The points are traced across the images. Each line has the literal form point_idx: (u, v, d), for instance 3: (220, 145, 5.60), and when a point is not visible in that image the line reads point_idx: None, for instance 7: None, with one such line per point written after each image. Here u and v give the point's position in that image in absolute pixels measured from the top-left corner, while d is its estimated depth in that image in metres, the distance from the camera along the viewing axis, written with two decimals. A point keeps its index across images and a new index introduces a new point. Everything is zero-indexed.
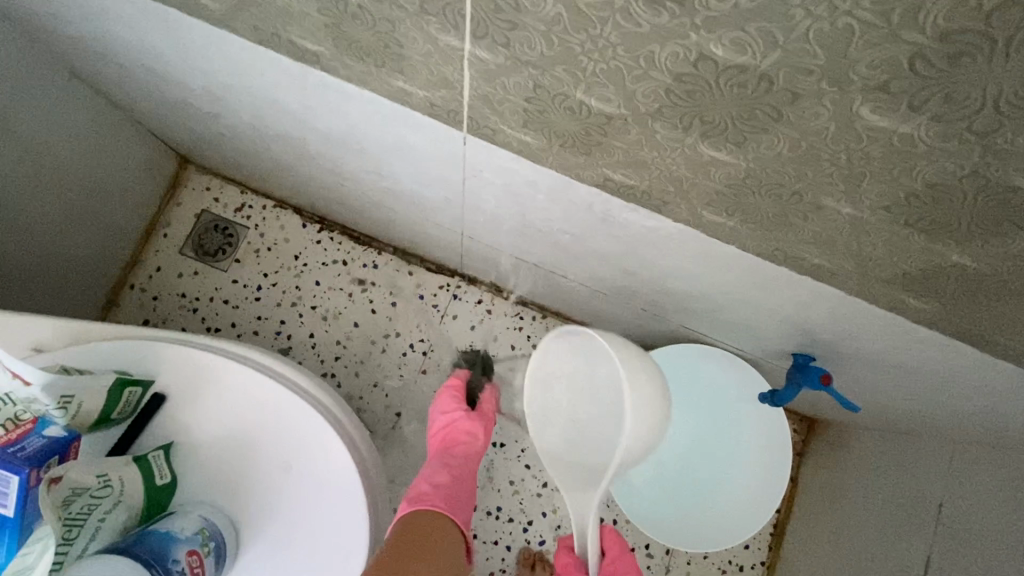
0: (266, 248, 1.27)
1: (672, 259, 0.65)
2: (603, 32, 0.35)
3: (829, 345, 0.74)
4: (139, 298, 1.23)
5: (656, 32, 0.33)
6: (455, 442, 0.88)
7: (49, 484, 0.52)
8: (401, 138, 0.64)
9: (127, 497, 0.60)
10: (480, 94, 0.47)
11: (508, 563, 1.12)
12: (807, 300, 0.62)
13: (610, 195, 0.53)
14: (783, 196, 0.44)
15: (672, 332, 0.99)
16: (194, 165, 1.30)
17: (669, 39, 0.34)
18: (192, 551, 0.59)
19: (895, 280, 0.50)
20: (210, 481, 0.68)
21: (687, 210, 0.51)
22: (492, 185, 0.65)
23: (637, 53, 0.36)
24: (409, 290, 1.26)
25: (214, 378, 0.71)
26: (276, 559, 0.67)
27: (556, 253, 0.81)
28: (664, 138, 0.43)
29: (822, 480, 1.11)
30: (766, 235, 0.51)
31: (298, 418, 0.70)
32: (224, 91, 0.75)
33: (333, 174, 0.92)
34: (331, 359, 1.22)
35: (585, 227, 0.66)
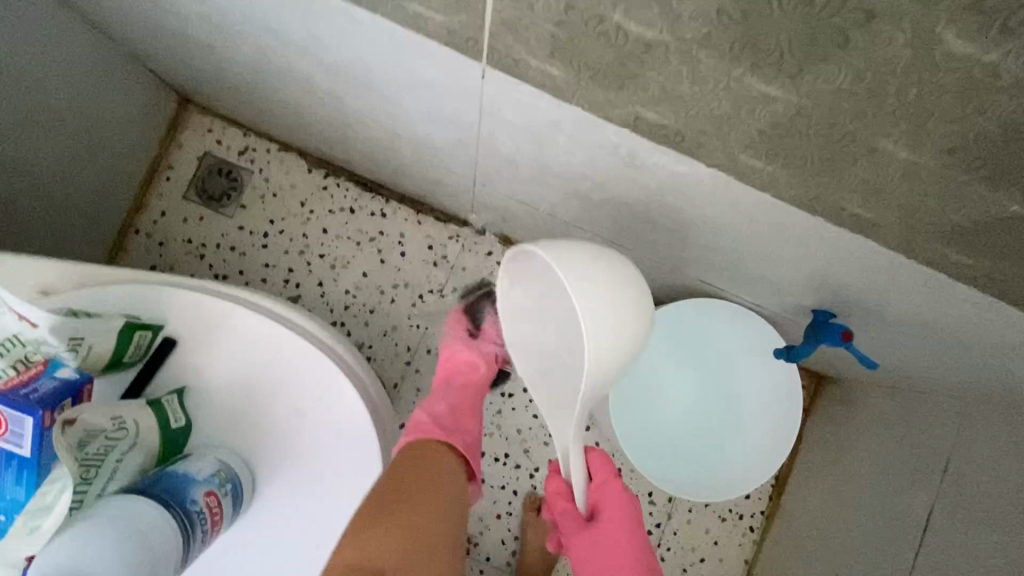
0: (272, 194, 1.24)
1: (697, 208, 0.62)
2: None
3: (852, 301, 0.72)
4: (145, 242, 1.22)
5: None
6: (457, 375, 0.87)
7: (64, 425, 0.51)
8: (413, 72, 0.59)
9: (140, 440, 0.60)
10: (504, 18, 0.43)
11: (515, 507, 1.15)
12: (837, 252, 0.59)
13: (640, 136, 0.50)
14: (834, 137, 0.41)
15: (688, 285, 0.96)
16: (195, 105, 1.25)
17: None
18: (209, 492, 0.60)
19: (940, 232, 0.47)
20: (224, 425, 0.68)
21: (722, 152, 0.48)
22: (510, 125, 0.62)
23: None
24: (418, 240, 1.23)
25: (225, 324, 0.70)
26: (292, 501, 0.68)
27: (573, 200, 0.78)
28: (709, 69, 0.39)
29: (826, 435, 1.11)
30: (805, 181, 0.47)
31: (311, 365, 0.70)
32: (223, 18, 0.70)
33: (340, 114, 0.87)
34: (340, 309, 1.21)
35: (607, 172, 0.62)
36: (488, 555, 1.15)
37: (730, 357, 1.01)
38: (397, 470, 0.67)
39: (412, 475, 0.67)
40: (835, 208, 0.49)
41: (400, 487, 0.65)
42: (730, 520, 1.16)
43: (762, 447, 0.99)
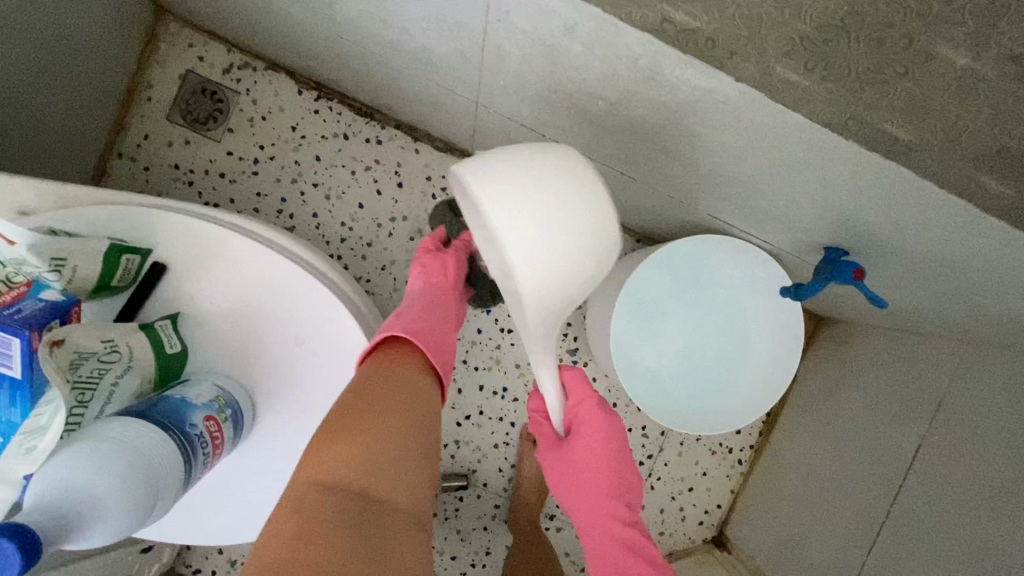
0: (260, 117, 1.17)
1: (715, 130, 0.58)
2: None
3: (866, 236, 0.69)
4: (130, 167, 1.16)
5: None
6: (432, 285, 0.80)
7: (50, 347, 0.49)
8: None
9: (136, 363, 0.58)
10: None
11: (512, 437, 1.18)
12: (861, 181, 0.55)
13: (666, 45, 0.45)
14: (886, 41, 0.38)
15: (694, 220, 0.93)
16: (173, 16, 1.16)
17: None
18: (210, 416, 0.59)
19: (985, 159, 0.43)
20: (222, 353, 0.67)
21: (756, 64, 0.43)
22: (520, 33, 0.56)
23: None
24: (415, 169, 1.18)
25: (218, 249, 0.67)
26: (293, 427, 0.68)
27: (580, 124, 0.73)
28: None
29: (818, 373, 1.12)
30: (845, 100, 0.43)
31: (308, 293, 0.68)
32: None
33: (332, 25, 0.80)
34: (336, 241, 1.17)
35: (622, 89, 0.58)
36: (485, 481, 1.19)
37: (732, 303, 1.02)
38: (372, 378, 0.61)
39: (387, 384, 0.60)
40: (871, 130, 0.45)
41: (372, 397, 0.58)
42: (720, 454, 1.19)
43: (756, 386, 0.99)
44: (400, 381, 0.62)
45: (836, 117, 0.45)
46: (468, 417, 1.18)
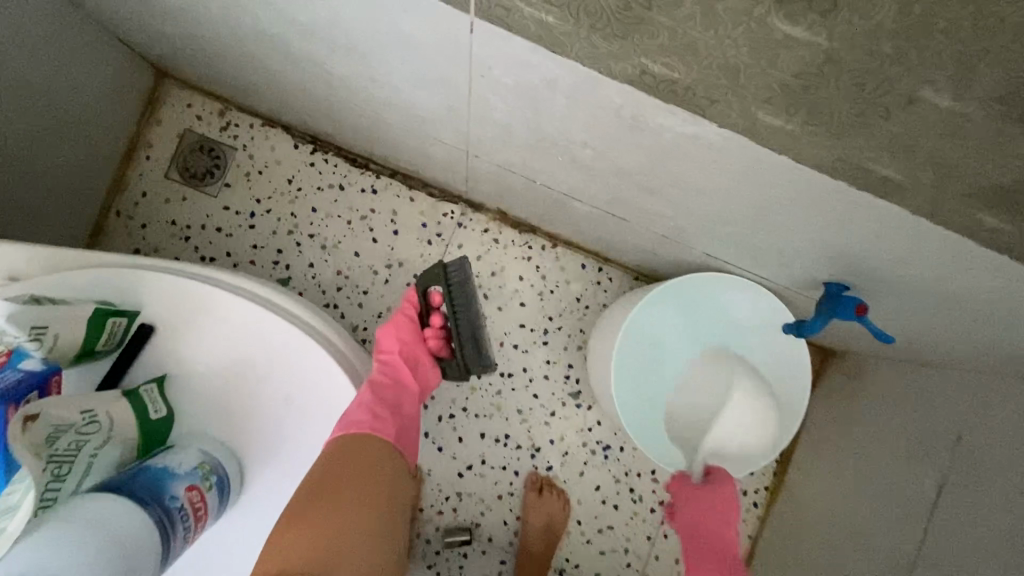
0: (257, 172, 1.19)
1: (704, 173, 0.58)
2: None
3: (864, 270, 0.68)
4: (127, 225, 1.17)
5: None
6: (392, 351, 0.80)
7: (25, 421, 0.47)
8: (396, 28, 0.54)
9: (117, 433, 0.56)
10: None
11: (516, 487, 1.14)
12: (854, 219, 0.54)
13: (646, 93, 0.45)
14: (865, 87, 0.36)
15: (691, 258, 0.93)
16: (172, 79, 1.19)
17: None
18: (191, 487, 0.56)
19: (978, 196, 0.42)
20: (210, 415, 0.65)
21: (738, 111, 0.43)
22: (503, 86, 0.57)
23: None
24: (411, 217, 1.18)
25: (206, 308, 0.66)
26: (283, 491, 0.65)
27: (571, 170, 0.74)
28: (729, 10, 0.34)
29: (830, 409, 1.09)
30: (831, 142, 0.42)
31: (297, 350, 0.66)
32: None
33: (323, 84, 0.82)
34: (333, 290, 1.17)
35: (608, 136, 0.58)
36: (490, 536, 1.13)
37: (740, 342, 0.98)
38: (346, 452, 0.64)
39: (357, 465, 0.64)
40: (860, 170, 0.44)
41: (337, 486, 0.62)
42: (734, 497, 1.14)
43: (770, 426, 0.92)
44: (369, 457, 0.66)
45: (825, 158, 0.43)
46: (470, 467, 1.14)
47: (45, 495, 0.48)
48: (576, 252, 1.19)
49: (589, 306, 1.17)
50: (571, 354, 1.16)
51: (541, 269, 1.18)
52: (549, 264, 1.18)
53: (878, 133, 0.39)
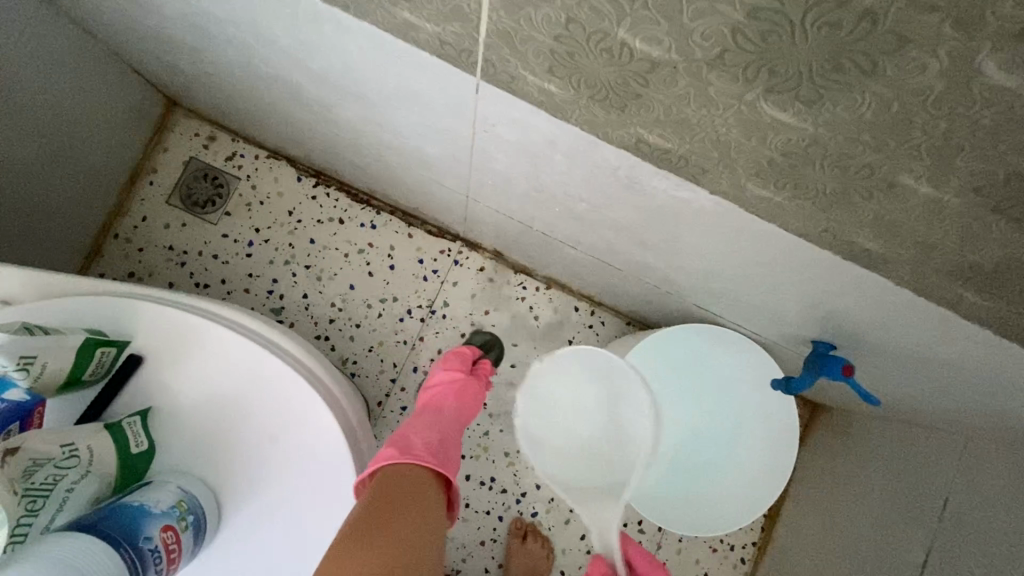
0: (259, 202, 1.20)
1: (696, 234, 0.60)
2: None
3: (851, 331, 0.69)
4: (124, 248, 1.17)
5: None
6: (442, 397, 0.77)
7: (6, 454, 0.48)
8: (405, 84, 0.56)
9: (95, 467, 0.55)
10: (499, 29, 0.39)
11: (499, 533, 1.11)
12: (838, 283, 0.56)
13: (641, 158, 0.47)
14: (850, 169, 0.37)
15: (682, 308, 0.94)
16: (182, 109, 1.22)
17: None
18: (167, 527, 0.54)
19: (957, 271, 0.44)
20: (191, 452, 0.64)
21: (729, 181, 0.45)
22: (506, 141, 0.58)
23: None
24: (408, 253, 1.20)
25: (198, 338, 0.66)
26: (261, 533, 0.63)
27: (568, 221, 0.75)
28: (719, 94, 0.35)
29: (819, 464, 1.08)
30: (819, 213, 0.44)
31: (287, 387, 0.66)
32: (205, 25, 0.66)
33: (330, 125, 0.84)
34: (325, 322, 1.16)
35: (604, 193, 0.60)
36: None
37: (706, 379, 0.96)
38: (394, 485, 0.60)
39: (404, 489, 0.60)
40: (846, 242, 0.47)
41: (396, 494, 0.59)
42: (721, 552, 1.12)
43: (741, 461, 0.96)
44: (416, 484, 0.61)
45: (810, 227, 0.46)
46: None
47: (17, 528, 0.47)
48: (570, 295, 1.20)
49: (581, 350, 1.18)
50: None
51: (534, 309, 1.19)
52: (543, 305, 1.19)
53: (863, 209, 0.41)
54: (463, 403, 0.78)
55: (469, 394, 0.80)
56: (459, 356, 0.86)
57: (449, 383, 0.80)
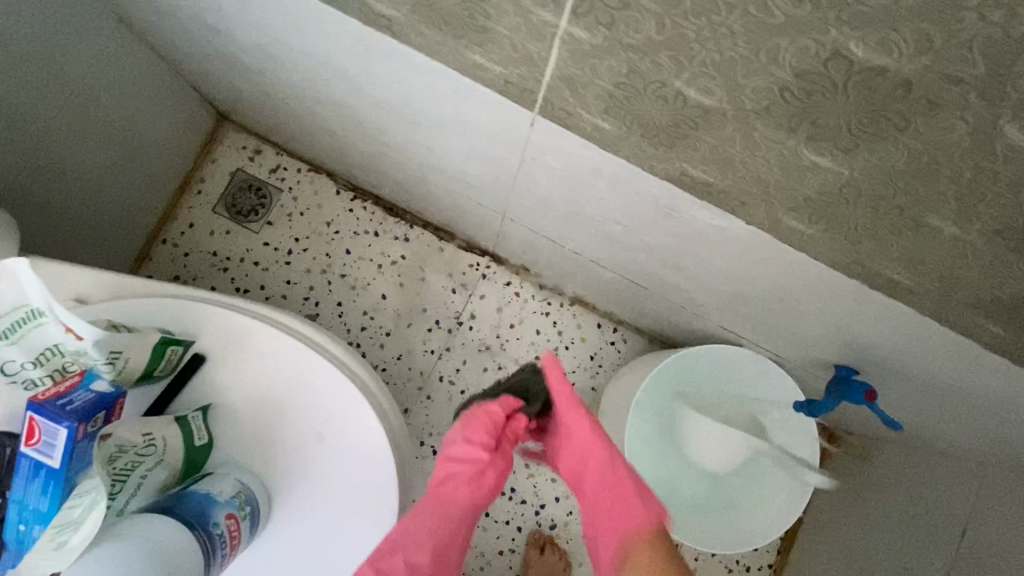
0: (299, 213, 1.26)
1: (728, 258, 0.63)
2: (727, 20, 0.32)
3: (874, 355, 0.72)
4: (171, 253, 1.23)
5: (790, 25, 0.31)
6: (457, 477, 0.71)
7: (101, 440, 0.53)
8: (462, 114, 0.60)
9: (167, 457, 0.60)
10: (564, 74, 0.43)
11: (518, 544, 1.14)
12: (864, 311, 0.59)
13: (683, 189, 0.51)
14: (880, 209, 0.41)
15: (707, 329, 0.97)
16: (231, 122, 1.28)
17: (802, 32, 0.31)
18: (230, 515, 0.59)
19: (980, 304, 0.47)
20: (246, 447, 0.68)
21: (766, 213, 0.49)
22: (552, 169, 0.63)
23: (760, 45, 0.32)
24: (439, 266, 1.25)
25: (253, 341, 0.71)
26: (308, 526, 0.67)
27: (602, 243, 0.79)
28: (763, 139, 0.39)
29: (837, 487, 1.09)
30: (849, 246, 0.48)
31: (335, 391, 0.70)
32: (275, 52, 0.71)
33: (378, 145, 0.89)
34: (357, 330, 1.21)
35: (643, 219, 0.64)
36: None
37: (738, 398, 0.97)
38: None
39: None
40: (873, 272, 0.50)
41: None
42: (737, 572, 1.13)
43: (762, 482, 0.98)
44: None
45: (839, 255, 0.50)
46: None
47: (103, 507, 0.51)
48: (594, 312, 1.23)
49: (604, 366, 1.21)
50: None
51: (558, 324, 1.23)
52: (567, 321, 1.23)
53: (890, 243, 0.45)
54: (478, 487, 0.72)
55: (486, 479, 0.71)
56: (487, 422, 0.72)
57: (467, 463, 0.71)
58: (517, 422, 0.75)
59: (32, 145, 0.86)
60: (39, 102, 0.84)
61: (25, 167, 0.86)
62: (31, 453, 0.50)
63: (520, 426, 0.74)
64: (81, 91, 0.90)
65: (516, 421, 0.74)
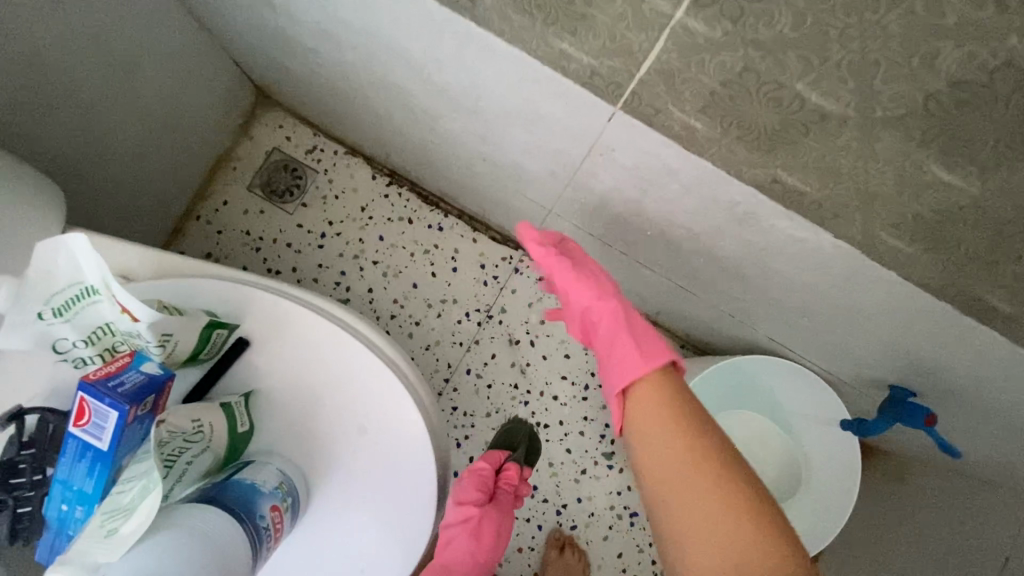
0: (334, 196, 1.24)
1: (796, 270, 0.61)
2: (881, 19, 0.34)
3: (938, 376, 0.68)
4: (204, 230, 1.21)
5: (958, 27, 0.33)
6: (453, 542, 0.76)
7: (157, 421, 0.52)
8: (531, 105, 0.58)
9: (212, 443, 0.59)
10: (665, 68, 0.43)
11: (537, 542, 1.13)
12: (940, 332, 0.57)
13: (771, 200, 0.49)
14: (997, 231, 0.42)
15: (750, 339, 0.94)
16: (269, 100, 1.26)
17: (968, 37, 0.33)
18: (275, 507, 0.58)
19: None
20: (286, 436, 0.67)
21: (860, 228, 0.47)
22: (619, 167, 0.60)
23: (914, 50, 0.35)
24: (471, 258, 1.22)
25: (295, 328, 0.69)
26: (344, 520, 0.66)
27: (656, 246, 0.77)
28: (885, 151, 0.40)
29: (868, 509, 1.07)
30: (942, 261, 0.46)
31: (377, 384, 0.68)
32: (335, 31, 0.69)
33: (425, 132, 0.87)
34: (387, 318, 1.20)
35: (711, 225, 0.61)
36: None
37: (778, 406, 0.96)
38: None
39: None
40: (964, 293, 0.48)
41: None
42: None
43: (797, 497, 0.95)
44: None
45: (927, 271, 0.48)
46: None
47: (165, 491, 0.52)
48: None
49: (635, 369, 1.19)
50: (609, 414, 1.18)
51: None
52: None
53: (1006, 247, 0.42)
54: (476, 548, 0.76)
55: (483, 532, 0.77)
56: (476, 480, 0.82)
57: (461, 523, 0.77)
58: (510, 471, 0.85)
59: (78, 112, 0.84)
60: (89, 69, 0.83)
61: (69, 135, 0.85)
62: (79, 434, 0.48)
63: (512, 474, 0.84)
64: (130, 60, 0.89)
65: (507, 471, 0.85)
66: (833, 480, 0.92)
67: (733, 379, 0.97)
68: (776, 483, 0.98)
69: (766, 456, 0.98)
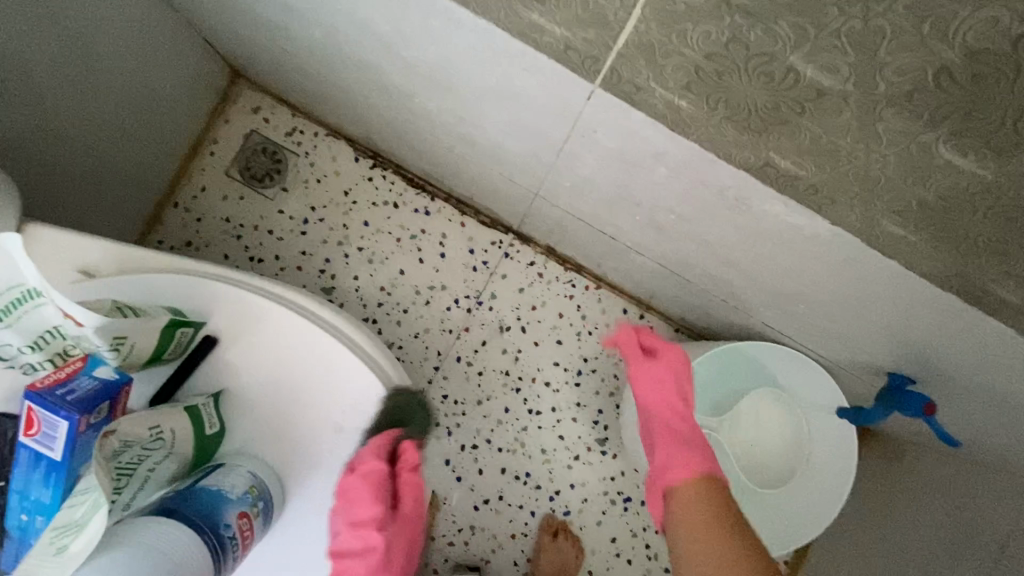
0: (316, 179, 1.19)
1: (791, 258, 0.57)
2: None
3: (939, 366, 0.65)
4: (183, 217, 1.17)
5: None
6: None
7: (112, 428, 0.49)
8: (508, 82, 0.53)
9: (176, 449, 0.57)
10: (645, 41, 0.39)
11: (530, 528, 1.11)
12: (943, 321, 0.53)
13: (763, 183, 0.46)
14: (1008, 218, 0.38)
15: (744, 325, 0.91)
16: (246, 80, 1.21)
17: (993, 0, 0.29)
18: (242, 514, 0.56)
19: None
20: (260, 436, 0.64)
21: (861, 216, 0.44)
22: (602, 149, 0.56)
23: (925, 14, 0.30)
24: (459, 243, 1.18)
25: (267, 324, 0.66)
26: (322, 522, 0.64)
27: (647, 232, 0.73)
28: (889, 131, 0.37)
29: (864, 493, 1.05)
30: (947, 246, 0.43)
31: (353, 381, 0.65)
32: (299, 5, 0.64)
33: (403, 112, 0.82)
34: (373, 305, 1.16)
35: (701, 210, 0.57)
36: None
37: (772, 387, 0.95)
38: None
39: None
40: (968, 279, 0.45)
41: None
42: None
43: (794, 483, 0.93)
44: None
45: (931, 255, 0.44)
46: (486, 501, 1.12)
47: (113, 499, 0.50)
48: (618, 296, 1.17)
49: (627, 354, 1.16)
50: (603, 400, 1.15)
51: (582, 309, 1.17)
52: (592, 304, 1.17)
53: (1016, 234, 0.39)
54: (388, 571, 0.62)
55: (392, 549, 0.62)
56: (365, 498, 0.61)
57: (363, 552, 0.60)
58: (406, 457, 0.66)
59: (35, 99, 0.79)
60: (45, 51, 0.77)
61: (29, 121, 0.80)
62: (30, 444, 0.46)
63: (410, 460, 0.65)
64: (91, 41, 0.84)
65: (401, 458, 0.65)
66: (830, 464, 0.89)
67: (724, 361, 0.96)
68: (774, 469, 0.95)
69: (764, 441, 0.96)
